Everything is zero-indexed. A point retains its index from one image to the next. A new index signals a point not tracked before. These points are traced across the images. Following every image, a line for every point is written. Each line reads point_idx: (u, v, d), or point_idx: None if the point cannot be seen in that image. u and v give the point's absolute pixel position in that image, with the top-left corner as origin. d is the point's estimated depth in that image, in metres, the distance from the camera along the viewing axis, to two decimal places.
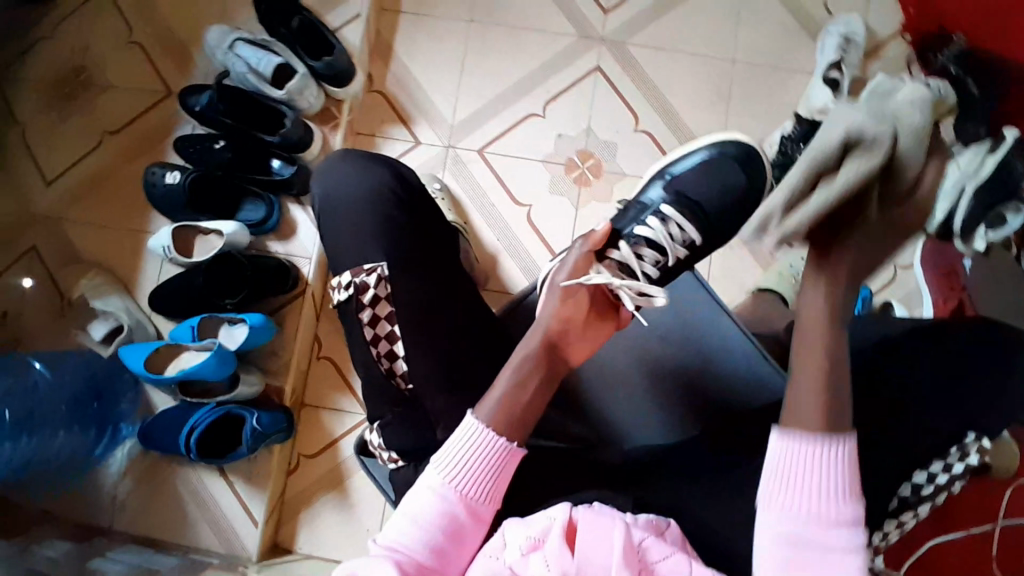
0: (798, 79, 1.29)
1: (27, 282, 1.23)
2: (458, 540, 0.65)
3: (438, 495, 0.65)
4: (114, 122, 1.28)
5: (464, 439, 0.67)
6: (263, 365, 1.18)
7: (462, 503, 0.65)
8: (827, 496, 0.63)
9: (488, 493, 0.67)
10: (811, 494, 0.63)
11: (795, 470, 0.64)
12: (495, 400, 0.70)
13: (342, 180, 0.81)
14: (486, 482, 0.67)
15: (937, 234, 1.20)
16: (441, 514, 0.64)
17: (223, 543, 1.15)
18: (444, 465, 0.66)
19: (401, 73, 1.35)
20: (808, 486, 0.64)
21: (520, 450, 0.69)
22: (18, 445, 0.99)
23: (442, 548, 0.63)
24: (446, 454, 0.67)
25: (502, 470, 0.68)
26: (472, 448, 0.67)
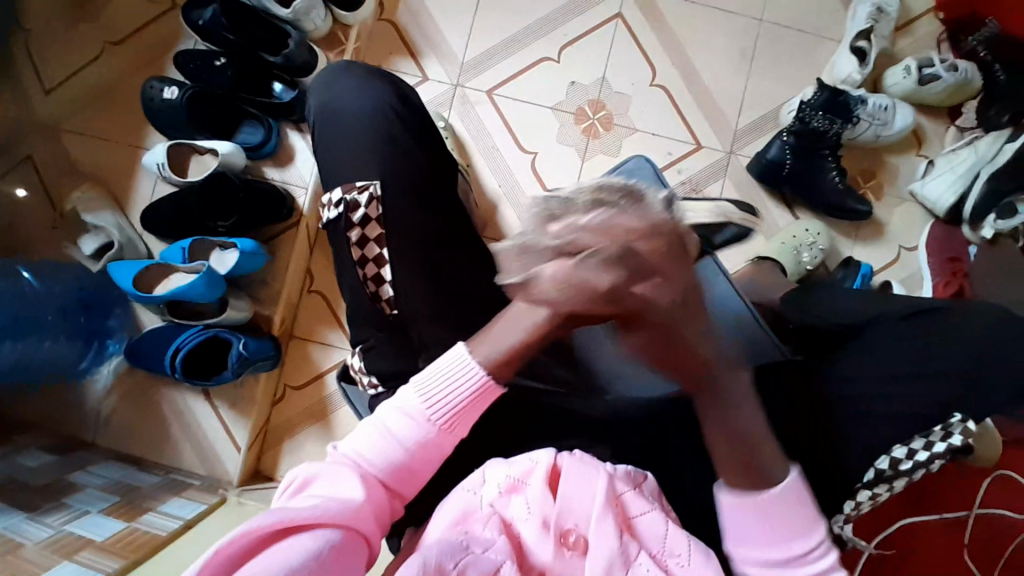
0: (825, 45, 1.24)
1: (19, 192, 1.20)
2: (425, 462, 0.63)
3: (412, 423, 0.62)
4: (115, 31, 1.23)
5: (449, 367, 0.64)
6: (255, 293, 1.17)
7: (436, 430, 0.63)
8: (794, 523, 0.63)
9: (463, 424, 0.64)
10: (771, 534, 0.63)
11: (745, 524, 0.63)
12: (502, 347, 0.64)
13: (345, 100, 0.78)
14: (462, 415, 0.64)
15: (947, 218, 1.18)
16: (412, 439, 0.62)
17: (205, 466, 1.16)
18: (424, 387, 0.63)
19: (415, 4, 1.30)
20: (759, 530, 0.63)
21: (500, 388, 0.65)
22: (7, 349, 0.99)
23: (407, 470, 0.63)
24: (427, 377, 0.63)
25: (479, 403, 0.64)
26: (458, 381, 0.63)
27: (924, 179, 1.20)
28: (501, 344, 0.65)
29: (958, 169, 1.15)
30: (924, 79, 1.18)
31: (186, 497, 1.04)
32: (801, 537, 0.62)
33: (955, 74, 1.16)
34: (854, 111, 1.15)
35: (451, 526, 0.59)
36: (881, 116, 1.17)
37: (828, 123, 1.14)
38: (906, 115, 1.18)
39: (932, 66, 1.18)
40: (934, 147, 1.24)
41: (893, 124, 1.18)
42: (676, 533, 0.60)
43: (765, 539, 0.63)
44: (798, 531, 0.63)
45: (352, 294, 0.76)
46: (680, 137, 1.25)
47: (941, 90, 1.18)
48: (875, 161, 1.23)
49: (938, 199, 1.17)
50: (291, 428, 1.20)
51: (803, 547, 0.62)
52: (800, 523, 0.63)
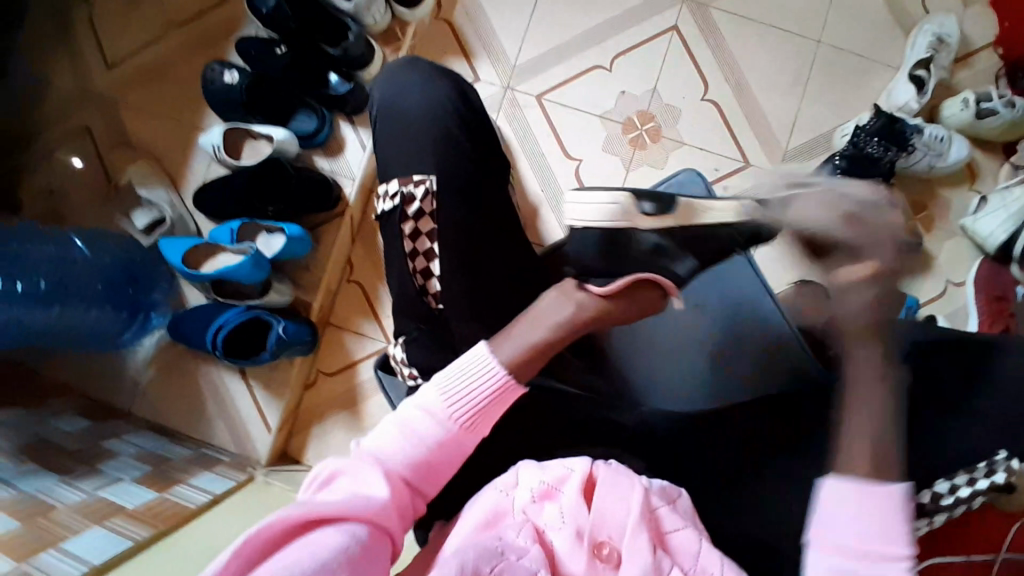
0: (882, 72, 1.23)
1: (77, 163, 1.24)
2: (448, 460, 0.63)
3: (434, 421, 0.62)
4: (180, 14, 1.26)
5: (471, 366, 0.65)
6: (296, 278, 1.19)
7: (456, 427, 0.62)
8: (887, 523, 0.55)
9: (484, 423, 0.64)
10: (869, 525, 0.55)
11: (841, 511, 0.56)
12: (520, 343, 0.66)
13: (409, 97, 0.79)
14: (483, 414, 0.64)
15: (995, 257, 1.15)
16: (434, 437, 0.62)
17: (234, 444, 1.18)
18: (445, 385, 0.63)
19: (471, 5, 1.31)
20: (853, 522, 0.55)
21: (521, 388, 0.66)
22: (49, 313, 1.01)
23: (430, 467, 0.62)
24: (447, 377, 0.63)
25: (497, 401, 0.65)
26: (477, 378, 0.64)
27: (977, 213, 1.18)
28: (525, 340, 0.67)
29: (1011, 208, 1.12)
30: (982, 113, 1.16)
31: (216, 473, 1.06)
32: (883, 541, 0.54)
33: (1014, 110, 1.14)
34: (909, 139, 1.13)
35: (482, 526, 0.60)
36: (937, 146, 1.15)
37: (882, 150, 1.13)
38: (961, 147, 1.17)
39: (990, 102, 1.16)
40: (987, 182, 1.21)
41: (949, 156, 1.16)
42: (711, 552, 0.60)
43: (862, 530, 0.55)
44: (890, 535, 0.54)
45: (400, 285, 0.77)
46: (727, 155, 1.24)
47: (998, 126, 1.16)
48: (928, 193, 1.22)
49: (990, 235, 1.15)
50: (320, 414, 1.22)
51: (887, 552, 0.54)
52: (891, 531, 0.54)
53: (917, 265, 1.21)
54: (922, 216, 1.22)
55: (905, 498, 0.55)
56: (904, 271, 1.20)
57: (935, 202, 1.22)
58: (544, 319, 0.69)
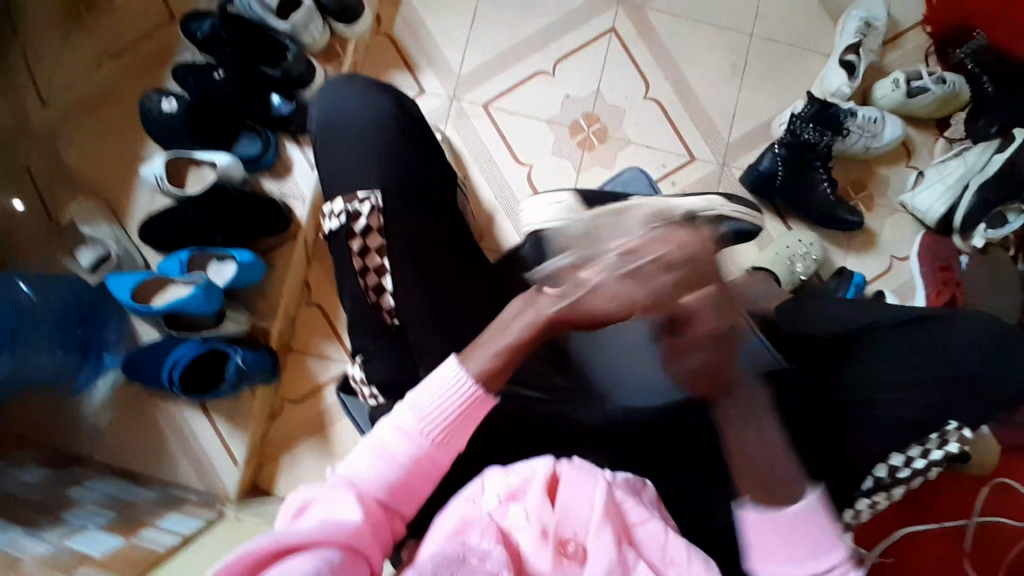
0: (815, 59, 1.27)
1: (17, 204, 1.18)
2: (424, 479, 0.63)
3: (403, 438, 0.63)
4: (112, 43, 1.23)
5: (443, 378, 0.65)
6: (252, 305, 1.17)
7: (430, 443, 0.63)
8: (813, 536, 0.62)
9: (456, 438, 0.65)
10: (796, 541, 0.62)
11: (771, 542, 0.62)
12: (493, 351, 0.66)
13: (343, 112, 0.79)
14: (453, 429, 0.64)
15: (937, 229, 1.20)
16: (407, 454, 0.62)
17: (201, 480, 1.15)
18: (418, 401, 0.64)
19: (411, 18, 1.31)
20: (781, 541, 0.62)
21: (492, 398, 0.66)
22: (0, 360, 0.96)
23: (407, 487, 0.62)
24: (420, 392, 0.64)
25: (472, 412, 0.65)
26: (449, 391, 0.64)
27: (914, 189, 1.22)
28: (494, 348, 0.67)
29: (949, 178, 1.17)
30: (912, 92, 1.21)
31: (183, 512, 1.03)
32: (815, 556, 0.61)
33: (943, 86, 1.19)
34: (843, 123, 1.18)
35: (448, 536, 0.60)
36: (870, 128, 1.19)
37: (819, 135, 1.17)
38: (894, 126, 1.21)
39: (920, 79, 1.21)
40: (924, 158, 1.26)
41: (882, 137, 1.20)
42: (676, 542, 0.62)
43: (792, 547, 0.62)
44: (820, 544, 0.62)
45: (354, 304, 0.76)
46: (674, 150, 1.27)
47: (930, 102, 1.21)
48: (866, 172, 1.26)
49: (929, 210, 1.19)
50: (289, 441, 1.20)
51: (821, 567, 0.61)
52: (820, 540, 0.62)
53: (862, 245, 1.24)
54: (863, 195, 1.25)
55: (822, 501, 0.62)
56: (851, 251, 1.24)
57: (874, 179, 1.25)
58: (510, 325, 0.68)
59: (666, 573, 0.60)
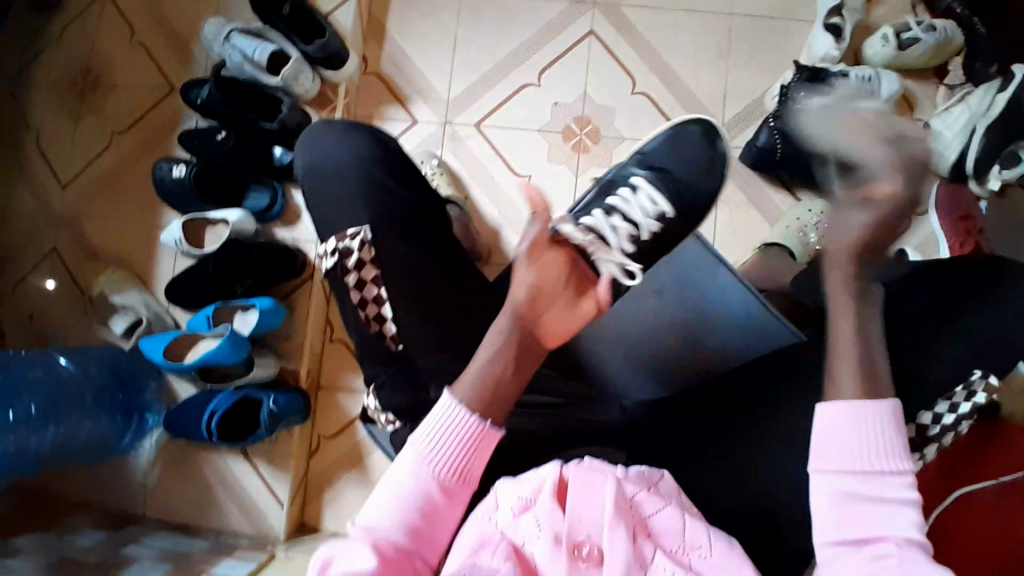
0: (799, 28, 1.26)
1: (49, 284, 1.28)
2: (440, 518, 0.62)
3: (414, 477, 0.62)
4: (122, 122, 1.31)
5: (444, 415, 0.64)
6: (277, 349, 1.21)
7: (439, 483, 0.63)
8: (886, 442, 0.60)
9: (466, 471, 0.64)
10: (869, 444, 0.60)
11: (832, 441, 0.61)
12: (472, 376, 0.66)
13: (328, 151, 0.82)
14: (461, 464, 0.64)
15: (952, 178, 1.16)
16: (418, 493, 0.62)
17: (250, 525, 1.18)
18: (422, 440, 0.64)
19: (396, 53, 1.35)
20: (848, 445, 0.61)
21: (496, 429, 0.65)
22: (45, 434, 1.04)
23: (421, 532, 0.62)
24: (423, 430, 0.64)
25: (481, 446, 0.64)
26: (450, 425, 0.64)
27: None
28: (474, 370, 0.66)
29: (953, 127, 1.13)
30: (904, 45, 1.18)
31: (235, 557, 1.06)
32: (881, 461, 0.60)
33: (934, 34, 1.16)
34: (836, 87, 1.16)
35: (467, 555, 0.59)
36: (868, 87, 1.16)
37: None
38: (891, 81, 1.18)
39: (910, 30, 1.17)
40: (926, 108, 1.23)
41: (881, 93, 1.17)
42: (697, 526, 0.61)
43: (863, 449, 0.60)
44: (891, 452, 0.60)
45: (360, 332, 0.78)
46: None
47: (924, 52, 1.18)
48: None
49: (939, 158, 1.16)
50: (330, 477, 1.22)
51: (884, 469, 0.60)
52: (893, 446, 0.60)
53: None
54: None
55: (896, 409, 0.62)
56: None
57: None
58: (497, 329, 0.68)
59: (690, 559, 0.60)
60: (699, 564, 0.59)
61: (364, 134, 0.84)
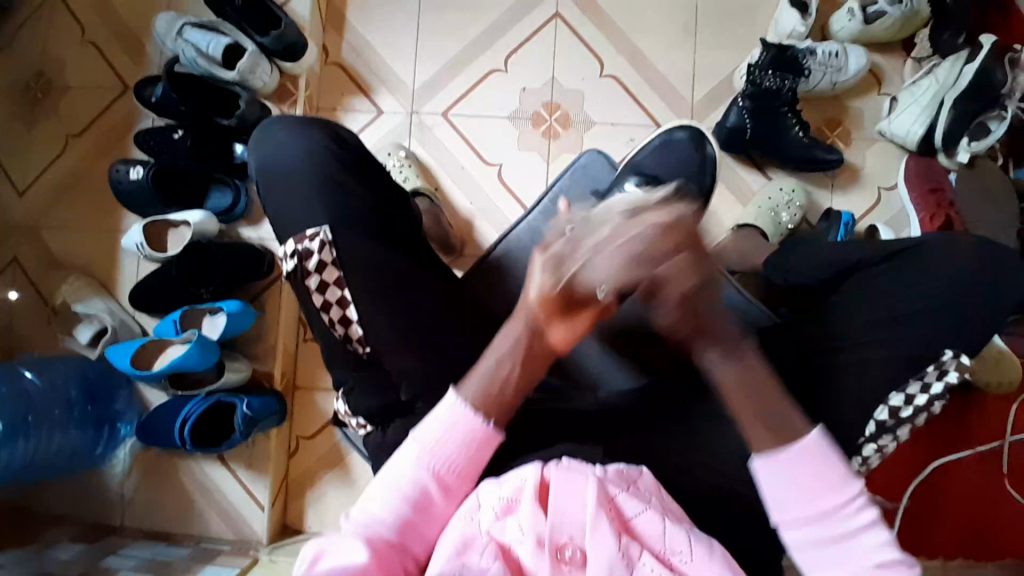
0: (765, 5, 1.24)
1: (11, 295, 1.24)
2: (433, 517, 0.63)
3: (412, 474, 0.63)
4: (76, 124, 1.27)
5: (450, 413, 0.65)
6: (250, 352, 1.19)
7: (438, 482, 0.63)
8: (829, 475, 0.59)
9: (466, 472, 0.64)
10: (817, 480, 0.59)
11: (783, 484, 0.60)
12: (482, 374, 0.66)
13: (286, 152, 0.80)
14: (463, 466, 0.64)
15: (920, 150, 1.17)
16: (413, 491, 0.63)
17: (233, 529, 1.17)
18: (427, 437, 0.64)
19: (357, 43, 1.31)
20: (798, 487, 0.59)
21: (500, 434, 0.66)
22: (15, 449, 1.01)
23: (416, 529, 0.62)
24: (427, 427, 0.65)
25: (483, 451, 0.65)
26: (454, 425, 0.64)
27: (891, 115, 1.18)
28: (479, 373, 0.67)
29: (922, 100, 1.13)
30: (870, 19, 1.17)
31: (218, 564, 1.05)
32: (828, 494, 0.59)
33: (901, 7, 1.14)
34: (804, 63, 1.15)
35: (451, 557, 0.58)
36: (833, 63, 1.16)
37: (780, 81, 1.14)
38: (858, 57, 1.17)
39: (876, 3, 1.16)
40: (894, 82, 1.22)
41: (848, 69, 1.17)
42: (676, 531, 0.60)
43: (814, 489, 0.59)
44: (837, 483, 0.59)
45: (327, 336, 0.77)
46: (639, 121, 1.25)
47: (891, 24, 1.16)
48: (839, 108, 1.22)
49: (909, 132, 1.16)
50: (311, 478, 1.21)
51: (845, 501, 0.58)
52: (836, 478, 0.59)
53: (848, 180, 1.21)
54: (839, 131, 1.22)
55: (826, 437, 0.60)
56: (836, 189, 1.21)
57: (848, 114, 1.22)
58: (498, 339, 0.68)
59: (672, 563, 0.59)
60: (682, 569, 0.58)
61: (323, 132, 0.82)
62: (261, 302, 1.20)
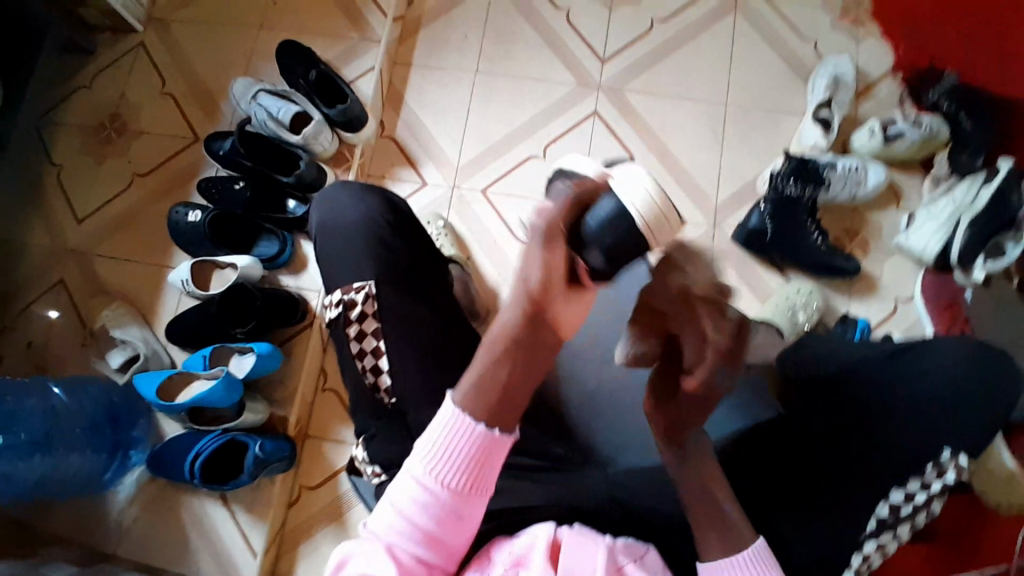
0: (790, 119, 1.34)
1: (53, 314, 1.30)
2: (455, 527, 0.64)
3: (419, 489, 0.64)
4: (143, 165, 1.38)
5: (446, 426, 0.64)
6: (270, 394, 1.23)
7: (446, 492, 0.63)
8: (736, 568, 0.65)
9: (473, 476, 0.64)
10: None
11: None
12: (491, 367, 0.65)
13: (331, 218, 0.87)
14: (465, 469, 0.64)
15: (937, 266, 1.21)
16: (425, 503, 0.63)
17: (225, 572, 1.16)
18: (425, 454, 0.64)
19: (410, 119, 1.43)
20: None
21: (504, 436, 0.65)
22: (32, 463, 1.06)
23: (438, 540, 0.64)
24: (424, 443, 0.64)
25: (488, 456, 0.64)
26: (448, 435, 0.64)
27: (908, 230, 1.24)
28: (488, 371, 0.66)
29: (939, 217, 1.20)
30: (890, 138, 1.25)
31: None
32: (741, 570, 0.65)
33: (919, 128, 1.24)
34: (824, 175, 1.22)
35: None
36: (854, 176, 1.23)
37: (801, 189, 1.21)
38: (877, 172, 1.24)
39: (896, 125, 1.25)
40: (913, 199, 1.28)
41: (867, 183, 1.23)
42: None
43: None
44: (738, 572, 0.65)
45: (357, 377, 0.82)
46: None
47: (910, 145, 1.24)
48: (858, 219, 1.28)
49: (926, 247, 1.20)
50: (305, 530, 1.19)
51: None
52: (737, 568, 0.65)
53: (864, 288, 1.24)
54: (858, 240, 1.27)
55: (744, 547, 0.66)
56: (853, 295, 1.24)
57: (866, 225, 1.27)
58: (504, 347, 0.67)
59: None
60: None
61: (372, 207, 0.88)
62: (290, 349, 1.25)
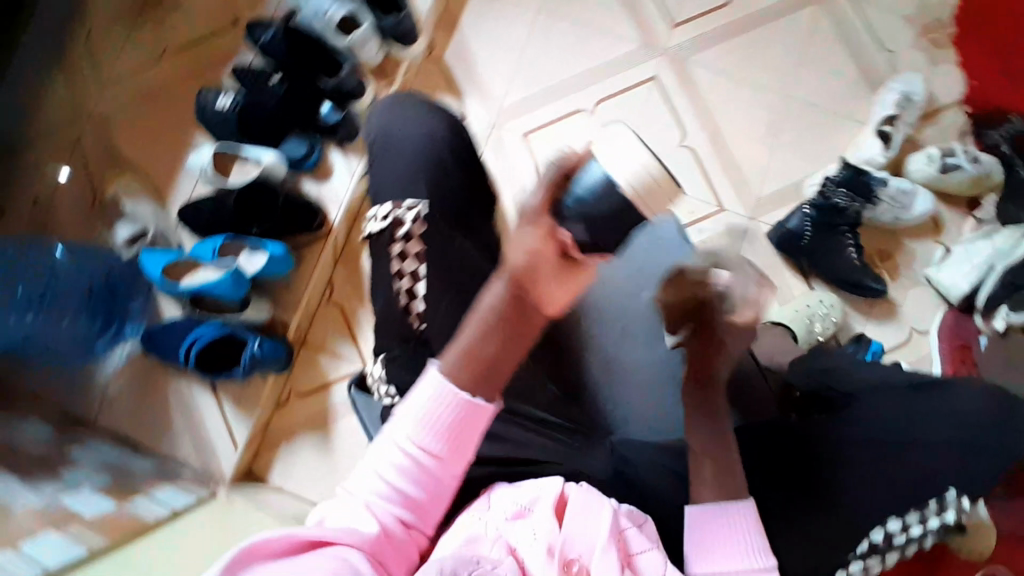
0: (849, 127, 1.29)
1: (64, 173, 1.27)
2: (438, 494, 0.64)
3: (405, 452, 0.63)
4: (179, 37, 1.32)
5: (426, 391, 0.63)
6: (274, 298, 1.21)
7: (434, 461, 0.62)
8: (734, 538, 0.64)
9: (463, 443, 0.63)
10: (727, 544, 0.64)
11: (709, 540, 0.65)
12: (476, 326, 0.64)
13: (396, 130, 0.84)
14: (454, 435, 0.63)
15: (960, 307, 1.20)
16: (412, 468, 0.63)
17: (201, 460, 1.17)
18: (410, 417, 0.63)
19: (463, 46, 1.37)
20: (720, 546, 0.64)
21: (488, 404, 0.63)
22: (24, 318, 1.07)
23: (418, 503, 0.63)
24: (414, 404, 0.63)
25: (470, 422, 0.63)
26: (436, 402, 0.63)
27: (940, 265, 1.22)
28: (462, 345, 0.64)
29: (975, 259, 1.18)
30: (946, 168, 1.21)
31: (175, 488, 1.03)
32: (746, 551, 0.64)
33: (976, 165, 1.20)
34: (874, 191, 1.19)
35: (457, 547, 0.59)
36: (901, 200, 1.19)
37: (848, 200, 1.19)
38: (925, 200, 1.20)
39: (955, 157, 1.21)
40: (952, 234, 1.25)
41: (912, 209, 1.20)
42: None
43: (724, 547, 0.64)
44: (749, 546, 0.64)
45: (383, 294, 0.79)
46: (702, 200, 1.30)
47: (963, 180, 1.21)
48: (892, 242, 1.25)
49: (954, 285, 1.19)
50: (287, 435, 1.19)
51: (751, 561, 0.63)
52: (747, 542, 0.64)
53: (883, 313, 1.24)
54: (888, 264, 1.25)
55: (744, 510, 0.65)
56: (871, 317, 1.23)
57: (899, 252, 1.25)
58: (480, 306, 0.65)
59: None
60: None
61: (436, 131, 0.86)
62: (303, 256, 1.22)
